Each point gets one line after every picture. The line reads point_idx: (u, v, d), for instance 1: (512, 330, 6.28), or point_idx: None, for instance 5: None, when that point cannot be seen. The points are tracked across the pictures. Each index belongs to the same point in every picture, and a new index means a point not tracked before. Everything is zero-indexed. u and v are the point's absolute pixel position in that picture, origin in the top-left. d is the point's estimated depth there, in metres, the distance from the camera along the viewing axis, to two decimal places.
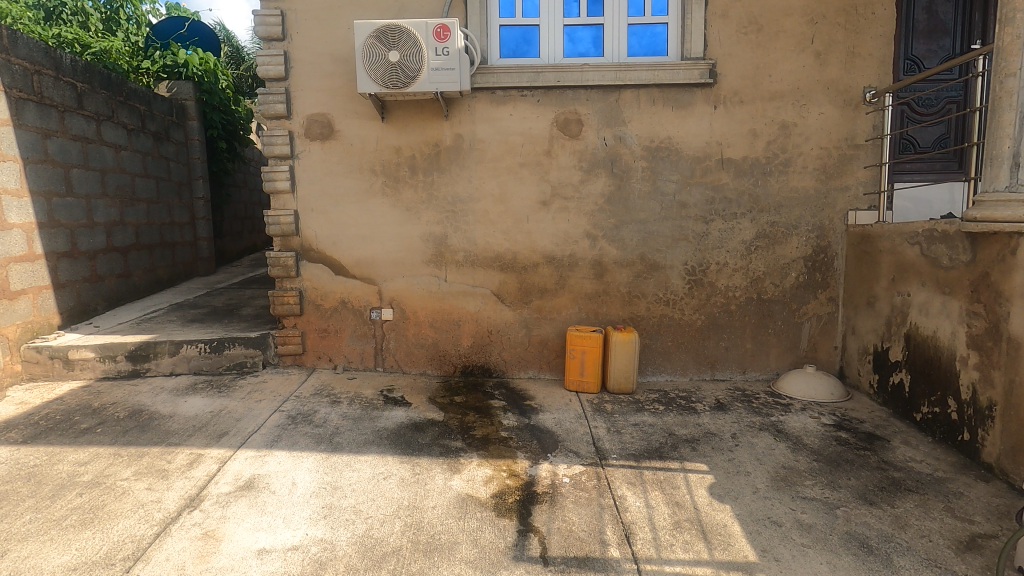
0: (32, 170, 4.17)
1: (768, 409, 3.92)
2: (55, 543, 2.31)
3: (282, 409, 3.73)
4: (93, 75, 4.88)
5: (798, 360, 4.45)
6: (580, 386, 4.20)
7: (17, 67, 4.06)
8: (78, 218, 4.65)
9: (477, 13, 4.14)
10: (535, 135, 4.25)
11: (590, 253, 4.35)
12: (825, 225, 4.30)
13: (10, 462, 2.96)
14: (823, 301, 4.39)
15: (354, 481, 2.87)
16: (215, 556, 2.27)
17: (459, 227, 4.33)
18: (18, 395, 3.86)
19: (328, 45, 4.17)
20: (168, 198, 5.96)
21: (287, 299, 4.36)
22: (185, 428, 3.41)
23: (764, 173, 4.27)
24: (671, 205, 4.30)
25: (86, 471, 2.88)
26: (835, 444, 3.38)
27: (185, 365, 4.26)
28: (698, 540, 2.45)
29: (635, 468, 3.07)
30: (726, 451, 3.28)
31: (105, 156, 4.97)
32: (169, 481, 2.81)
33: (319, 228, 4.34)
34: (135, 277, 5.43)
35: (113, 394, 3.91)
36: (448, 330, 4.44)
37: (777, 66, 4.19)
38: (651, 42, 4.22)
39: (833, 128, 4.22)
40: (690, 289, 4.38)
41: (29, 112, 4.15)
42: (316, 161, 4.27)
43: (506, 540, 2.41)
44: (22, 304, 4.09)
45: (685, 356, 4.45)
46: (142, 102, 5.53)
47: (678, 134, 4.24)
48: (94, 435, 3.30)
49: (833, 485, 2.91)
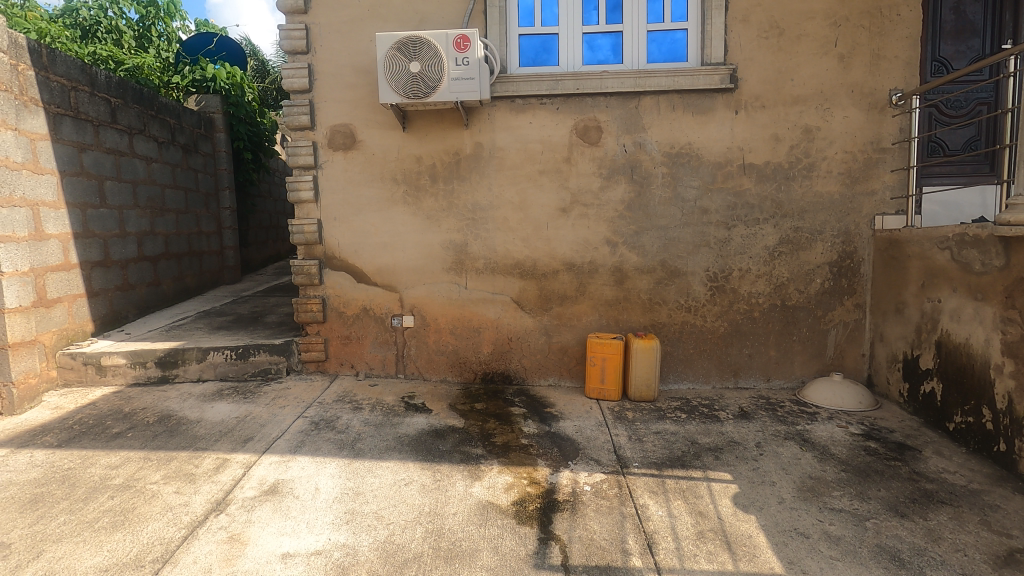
0: (69, 183, 4.32)
1: (793, 418, 3.85)
2: (88, 544, 2.38)
3: (305, 415, 3.78)
4: (126, 90, 5.05)
5: (824, 368, 4.37)
6: (601, 394, 4.17)
7: (55, 84, 4.22)
8: (111, 228, 4.80)
9: (497, 23, 4.19)
10: (554, 143, 4.26)
11: (610, 259, 4.33)
12: (851, 230, 4.23)
13: (45, 465, 3.05)
14: (849, 307, 4.30)
15: (375, 487, 2.89)
16: (240, 559, 2.30)
17: (479, 234, 4.36)
18: (53, 400, 3.99)
19: (351, 57, 4.25)
20: (196, 208, 6.12)
21: (311, 306, 4.43)
22: (212, 433, 3.48)
23: (787, 178, 4.21)
24: (692, 211, 4.27)
25: (117, 474, 2.96)
26: (864, 454, 3.30)
27: (212, 371, 4.35)
28: (722, 551, 2.41)
29: (657, 476, 3.03)
30: (750, 460, 3.22)
31: (137, 168, 5.13)
32: (196, 485, 2.87)
33: (342, 236, 4.41)
34: (165, 286, 5.57)
35: (143, 399, 4.01)
36: (469, 337, 4.46)
37: (799, 70, 4.14)
38: (671, 48, 4.22)
39: (857, 132, 4.16)
40: (712, 296, 4.33)
41: (65, 126, 4.30)
42: (339, 171, 4.35)
43: (526, 548, 2.40)
44: (58, 312, 4.22)
45: (706, 363, 4.40)
46: (172, 116, 5.70)
47: (699, 139, 4.21)
48: (125, 439, 3.38)
49: (862, 496, 2.84)
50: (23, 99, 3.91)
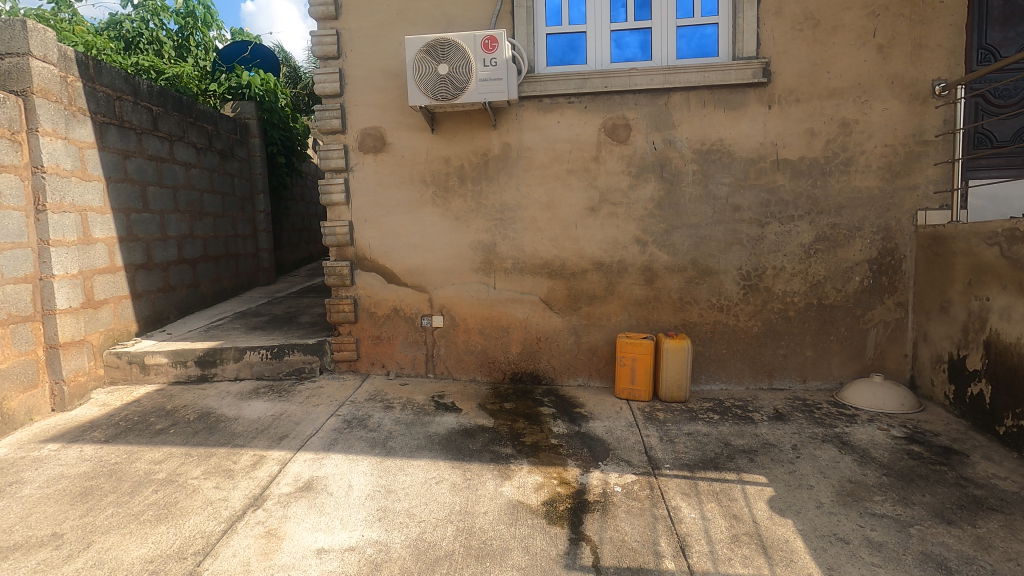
0: (114, 189, 4.50)
1: (832, 420, 3.74)
2: (134, 536, 2.47)
3: (338, 414, 3.85)
4: (167, 99, 5.23)
5: (863, 369, 4.23)
6: (631, 394, 4.13)
7: (101, 94, 4.40)
8: (153, 232, 4.98)
9: (525, 23, 4.19)
10: (582, 141, 4.24)
11: (640, 258, 4.29)
12: (891, 226, 4.10)
13: (94, 459, 3.19)
14: (890, 306, 4.16)
15: (407, 485, 2.93)
16: (277, 554, 2.36)
17: (507, 234, 4.37)
18: (101, 397, 4.16)
19: (381, 61, 4.31)
20: (233, 212, 6.30)
21: (342, 306, 4.51)
22: (249, 431, 3.57)
23: (824, 173, 4.10)
24: (724, 209, 4.19)
25: (160, 469, 3.07)
26: (907, 458, 3.19)
27: (248, 370, 4.47)
28: (758, 555, 2.35)
29: (690, 478, 2.99)
30: (787, 463, 3.14)
31: (177, 174, 5.31)
32: (235, 480, 2.96)
33: (373, 238, 4.47)
34: (203, 287, 5.75)
35: (184, 397, 4.15)
36: (497, 337, 4.47)
37: (835, 62, 4.03)
38: (701, 44, 4.15)
39: (898, 124, 4.03)
40: (745, 295, 4.24)
41: (111, 134, 4.49)
42: (370, 173, 4.41)
43: (557, 548, 2.39)
44: (104, 313, 4.39)
45: (739, 363, 4.32)
46: (209, 122, 5.88)
47: (730, 136, 4.13)
48: (168, 435, 3.51)
49: (906, 502, 2.74)
50: (72, 109, 4.10)
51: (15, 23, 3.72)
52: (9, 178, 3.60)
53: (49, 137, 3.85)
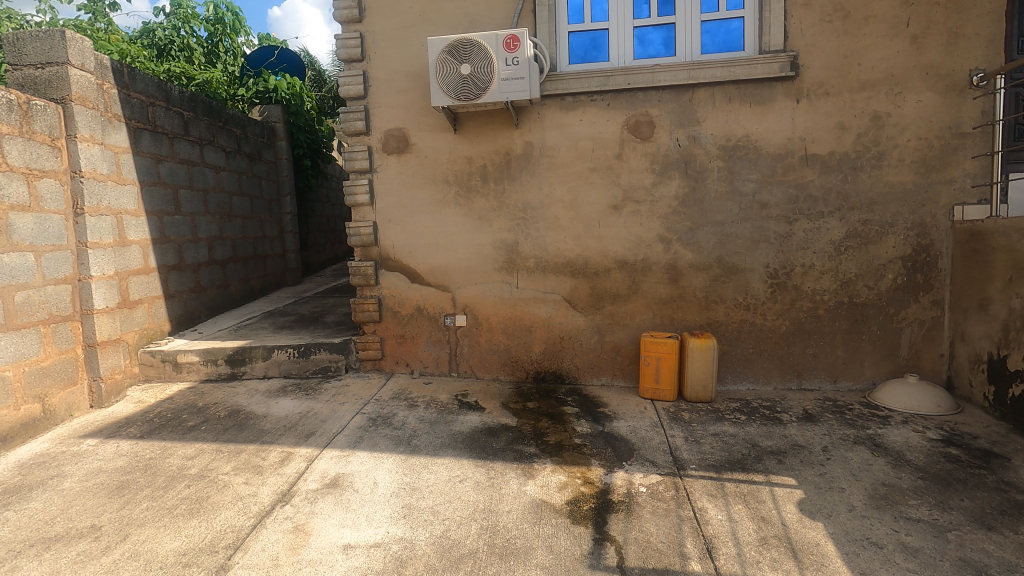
0: (148, 192, 4.64)
1: (864, 421, 3.64)
2: (168, 529, 2.54)
3: (363, 412, 3.90)
4: (197, 104, 5.36)
5: (897, 369, 4.11)
6: (655, 394, 4.09)
7: (135, 100, 4.54)
8: (185, 233, 5.12)
9: (547, 22, 4.17)
10: (605, 139, 4.21)
11: (664, 257, 4.24)
12: (926, 222, 3.97)
13: (130, 455, 3.29)
14: (925, 304, 4.04)
15: (431, 482, 2.95)
16: (305, 549, 2.40)
17: (530, 233, 4.37)
18: (136, 394, 4.29)
19: (404, 62, 4.35)
20: (260, 214, 6.43)
21: (367, 306, 4.56)
22: (277, 428, 3.65)
23: (854, 168, 4.00)
24: (750, 206, 4.12)
25: (193, 465, 3.15)
26: (943, 460, 3.09)
27: (276, 369, 4.56)
28: (787, 558, 2.31)
29: (716, 480, 2.94)
30: (817, 466, 3.07)
31: (207, 177, 5.45)
32: (264, 476, 3.02)
33: (396, 238, 4.52)
34: (233, 287, 5.89)
35: (214, 395, 4.26)
36: (520, 336, 4.47)
37: (866, 53, 3.92)
38: (726, 38, 4.08)
39: (933, 116, 3.90)
40: (773, 293, 4.16)
41: (144, 139, 4.62)
42: (393, 174, 4.46)
43: (581, 548, 2.38)
44: (139, 313, 4.52)
45: (767, 363, 4.23)
46: (238, 126, 6.01)
47: (757, 131, 4.06)
48: (199, 432, 3.60)
49: (943, 506, 2.65)
50: (108, 115, 4.23)
51: (55, 33, 3.86)
52: (50, 183, 3.74)
53: (87, 142, 3.98)
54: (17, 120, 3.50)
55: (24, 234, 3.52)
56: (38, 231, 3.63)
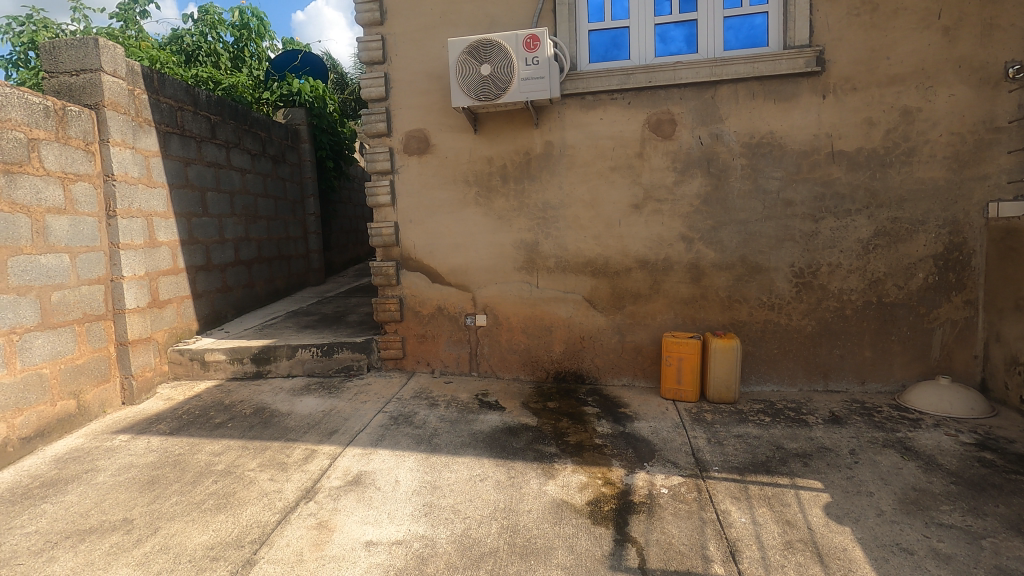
0: (177, 195, 4.76)
1: (893, 424, 3.55)
2: (196, 523, 2.60)
3: (385, 410, 3.94)
4: (224, 108, 5.48)
5: (928, 371, 4.00)
6: (677, 395, 4.05)
7: (165, 105, 4.66)
8: (212, 235, 5.23)
9: (567, 21, 4.16)
10: (626, 138, 4.19)
11: (686, 256, 4.19)
12: (959, 219, 3.86)
13: (160, 450, 3.38)
14: (957, 304, 3.92)
15: (452, 481, 2.97)
16: (328, 545, 2.44)
17: (551, 233, 4.36)
18: (165, 392, 4.41)
19: (425, 64, 4.38)
20: (285, 215, 6.54)
21: (389, 306, 4.60)
22: (301, 426, 3.71)
23: (883, 165, 3.90)
24: (775, 204, 4.05)
25: (220, 461, 3.23)
26: (977, 465, 3.00)
27: (300, 367, 4.64)
28: (813, 563, 2.27)
29: (739, 482, 2.90)
30: (844, 469, 3.00)
31: (233, 179, 5.56)
32: (288, 473, 3.07)
33: (417, 238, 4.55)
34: (258, 287, 6.00)
35: (240, 393, 4.35)
36: (541, 336, 4.47)
37: (895, 47, 3.82)
38: (749, 34, 4.02)
39: (966, 110, 3.79)
40: (798, 293, 4.08)
41: (173, 143, 4.74)
42: (414, 175, 4.49)
43: (602, 548, 2.37)
44: (169, 313, 4.64)
45: (793, 364, 4.15)
46: (263, 129, 6.12)
47: (782, 128, 3.99)
48: (226, 429, 3.68)
49: (977, 512, 2.57)
50: (139, 120, 4.35)
51: (88, 41, 3.98)
52: (84, 186, 3.85)
53: (119, 146, 4.10)
54: (53, 125, 3.62)
55: (60, 236, 3.64)
56: (73, 233, 3.75)
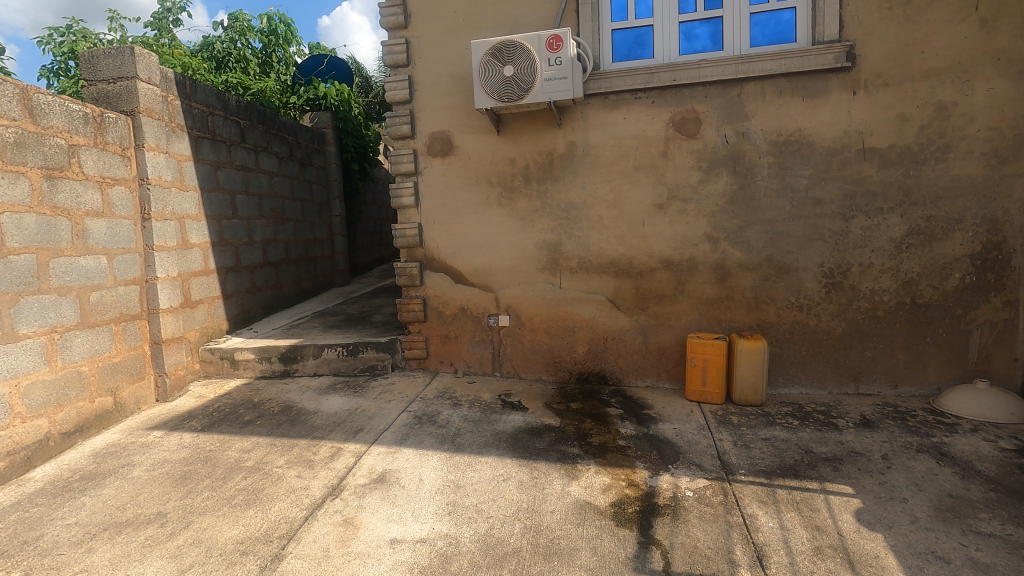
0: (208, 198, 4.88)
1: (928, 429, 3.44)
2: (226, 518, 2.67)
3: (409, 410, 3.98)
4: (253, 112, 5.61)
5: (964, 374, 3.88)
6: (702, 396, 4.00)
7: (196, 110, 4.79)
8: (241, 236, 5.36)
9: (590, 21, 4.14)
10: (649, 137, 4.15)
11: (712, 256, 4.14)
12: (998, 217, 3.74)
13: (192, 446, 3.47)
14: (996, 305, 3.79)
15: (475, 480, 2.98)
16: (354, 541, 2.47)
17: (573, 233, 4.35)
18: (197, 390, 4.53)
19: (448, 66, 4.41)
20: (311, 217, 6.65)
21: (413, 306, 4.65)
22: (327, 424, 3.77)
23: (916, 162, 3.80)
24: (803, 202, 3.97)
25: (249, 457, 3.30)
26: (1018, 472, 2.89)
27: (326, 366, 4.71)
28: (843, 569, 2.22)
29: (766, 486, 2.85)
30: (877, 474, 2.93)
31: (261, 182, 5.68)
32: (315, 470, 3.13)
33: (441, 239, 4.59)
34: (285, 288, 6.11)
35: (268, 391, 4.44)
36: (564, 336, 4.46)
37: (930, 40, 3.71)
38: (776, 30, 3.95)
39: (1005, 104, 3.66)
40: (827, 293, 3.99)
41: (204, 147, 4.86)
42: (438, 176, 4.53)
43: (626, 551, 2.35)
44: (200, 312, 4.76)
45: (822, 366, 4.06)
46: (290, 133, 6.24)
47: (810, 125, 3.91)
48: (255, 426, 3.76)
49: (1017, 521, 2.48)
50: (172, 125, 4.48)
51: (125, 50, 4.11)
52: (121, 190, 3.99)
53: (153, 151, 4.22)
54: (92, 131, 3.75)
55: (98, 238, 3.77)
56: (110, 235, 3.88)
